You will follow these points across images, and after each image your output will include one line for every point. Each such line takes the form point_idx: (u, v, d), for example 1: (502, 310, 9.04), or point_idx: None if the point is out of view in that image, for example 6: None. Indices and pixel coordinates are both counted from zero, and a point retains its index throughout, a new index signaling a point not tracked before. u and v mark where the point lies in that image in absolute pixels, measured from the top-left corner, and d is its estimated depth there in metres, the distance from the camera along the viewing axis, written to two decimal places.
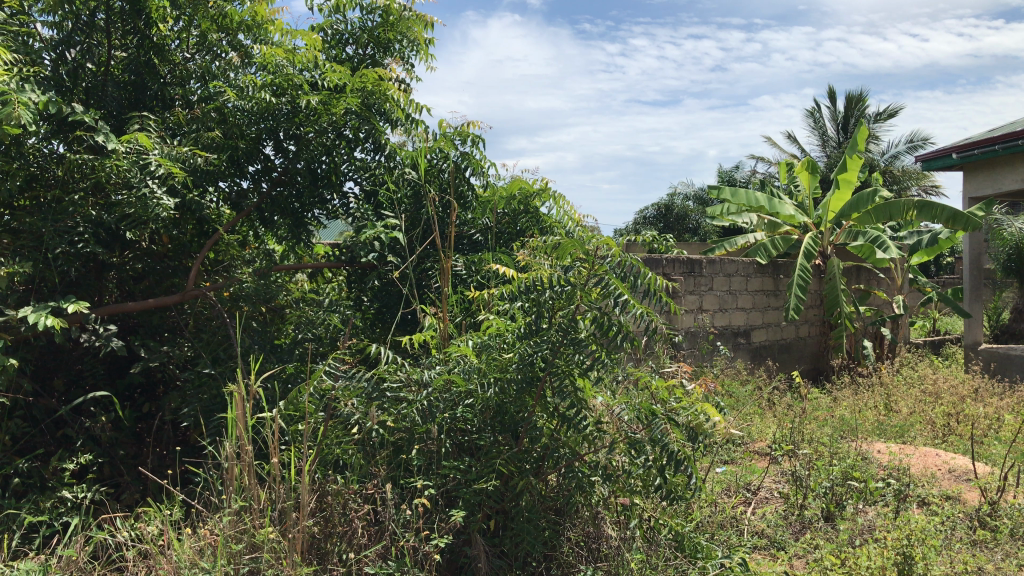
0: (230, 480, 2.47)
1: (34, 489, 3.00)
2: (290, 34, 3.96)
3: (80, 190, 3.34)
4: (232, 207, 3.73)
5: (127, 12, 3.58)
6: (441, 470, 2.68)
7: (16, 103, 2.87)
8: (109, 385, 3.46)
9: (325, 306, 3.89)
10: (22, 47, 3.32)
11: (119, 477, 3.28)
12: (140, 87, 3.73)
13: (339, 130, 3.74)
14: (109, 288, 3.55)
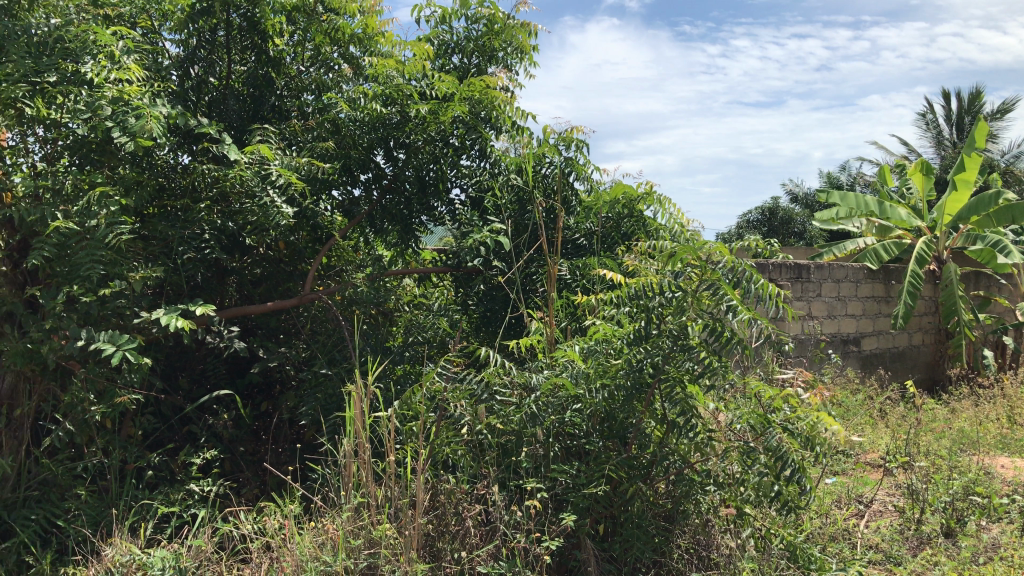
0: (349, 477, 2.57)
1: (165, 482, 3.19)
2: (401, 46, 4.05)
3: (206, 199, 3.51)
4: (345, 214, 3.83)
5: (245, 27, 3.73)
6: (551, 473, 2.70)
7: (149, 117, 3.05)
8: (231, 384, 3.64)
9: (435, 310, 4.03)
10: (153, 64, 3.53)
11: (240, 472, 3.45)
12: (259, 101, 3.87)
13: (446, 139, 3.81)
14: (230, 292, 3.74)
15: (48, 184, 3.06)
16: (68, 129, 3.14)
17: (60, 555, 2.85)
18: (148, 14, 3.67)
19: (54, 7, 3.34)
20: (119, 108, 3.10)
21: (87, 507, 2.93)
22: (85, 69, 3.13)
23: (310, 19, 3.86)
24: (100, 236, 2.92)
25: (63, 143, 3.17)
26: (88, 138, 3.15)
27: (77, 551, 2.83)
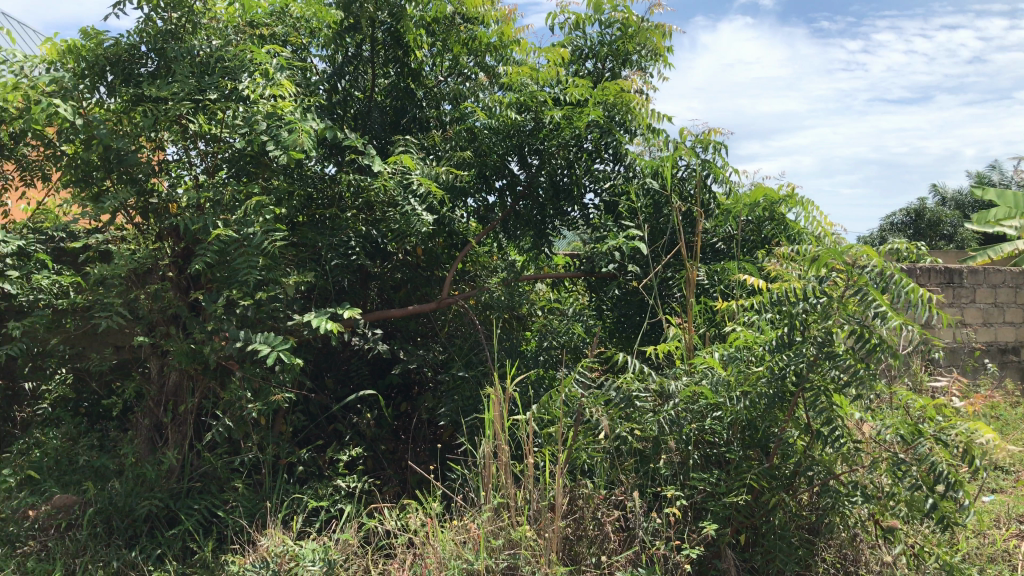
0: (489, 478, 2.62)
1: (314, 477, 3.36)
2: (535, 54, 4.07)
3: (351, 208, 3.70)
4: (481, 221, 3.90)
5: (389, 42, 3.87)
6: (690, 481, 2.68)
7: (301, 131, 3.20)
8: (374, 385, 3.79)
9: (569, 314, 4.01)
10: (303, 80, 3.70)
11: (382, 469, 3.59)
12: (401, 111, 4.01)
13: (580, 143, 3.81)
14: (372, 296, 3.91)
15: (211, 195, 3.27)
16: (227, 143, 3.38)
17: (220, 542, 3.03)
18: (298, 31, 3.89)
19: (215, 29, 3.58)
20: (274, 122, 3.26)
21: (244, 499, 3.11)
22: (243, 86, 3.31)
23: (448, 30, 3.92)
24: (257, 244, 3.09)
25: (222, 156, 3.40)
26: (244, 151, 3.36)
27: (235, 540, 3.00)
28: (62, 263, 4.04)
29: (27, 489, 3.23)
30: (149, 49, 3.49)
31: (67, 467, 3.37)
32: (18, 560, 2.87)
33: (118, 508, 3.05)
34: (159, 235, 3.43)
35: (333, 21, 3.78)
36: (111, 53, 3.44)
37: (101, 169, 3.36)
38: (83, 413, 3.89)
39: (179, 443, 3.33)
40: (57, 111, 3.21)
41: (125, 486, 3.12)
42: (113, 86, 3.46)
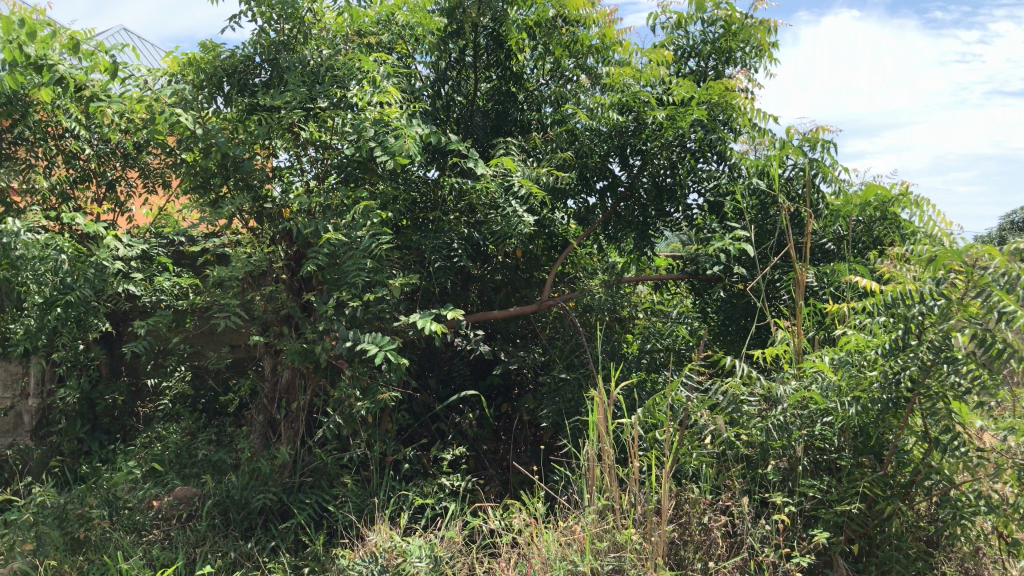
0: (592, 480, 2.66)
1: (419, 475, 3.43)
2: (637, 54, 4.00)
3: (453, 211, 3.75)
4: (581, 223, 3.90)
5: (491, 46, 3.92)
6: (799, 488, 2.63)
7: (407, 137, 3.25)
8: (475, 385, 3.85)
9: (673, 317, 3.98)
10: (408, 86, 3.78)
11: (485, 469, 3.64)
12: (503, 115, 4.05)
13: (684, 143, 3.73)
14: (473, 298, 3.97)
15: (322, 200, 3.38)
16: (337, 150, 3.52)
17: (331, 537, 3.13)
18: (403, 39, 3.95)
19: (325, 39, 3.69)
20: (381, 129, 3.33)
21: (353, 495, 3.21)
22: (351, 94, 3.42)
23: (549, 33, 3.93)
24: (365, 247, 3.17)
25: (332, 162, 3.55)
26: (353, 157, 3.49)
27: (345, 535, 3.10)
28: (182, 265, 4.28)
29: (151, 481, 3.41)
30: (263, 59, 3.66)
31: (187, 460, 3.54)
32: (144, 548, 3.04)
33: (235, 501, 3.19)
34: (272, 238, 3.56)
35: (438, 27, 3.82)
36: (228, 64, 3.64)
37: (218, 176, 3.51)
38: (201, 409, 4.08)
39: (291, 439, 3.46)
40: (180, 121, 3.33)
41: (241, 480, 3.25)
42: (229, 96, 3.65)
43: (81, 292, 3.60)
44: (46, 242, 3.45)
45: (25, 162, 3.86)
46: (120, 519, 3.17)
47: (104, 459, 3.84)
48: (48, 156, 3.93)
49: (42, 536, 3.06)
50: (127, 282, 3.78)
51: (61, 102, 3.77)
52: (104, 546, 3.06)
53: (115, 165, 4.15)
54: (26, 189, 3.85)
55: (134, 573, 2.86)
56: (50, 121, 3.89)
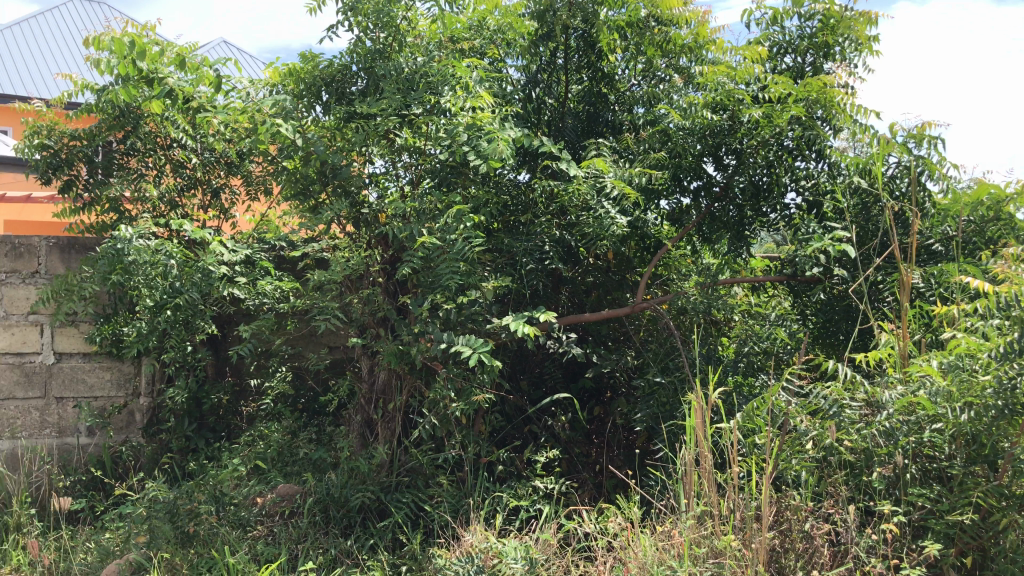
0: (690, 486, 2.63)
1: (513, 477, 3.46)
2: (732, 53, 3.89)
3: (545, 214, 3.73)
4: (674, 223, 3.88)
5: (583, 48, 3.91)
6: (908, 497, 2.55)
7: (500, 140, 3.30)
8: (568, 388, 3.85)
9: (771, 320, 3.96)
10: (500, 90, 3.80)
11: (578, 472, 3.64)
12: (594, 116, 4.04)
13: (781, 141, 3.61)
14: (564, 300, 3.95)
15: (416, 205, 3.41)
16: (431, 155, 3.54)
17: (427, 536, 3.18)
18: (494, 43, 3.99)
19: (419, 47, 3.75)
20: (474, 133, 3.38)
21: (449, 496, 3.25)
22: (445, 100, 3.43)
23: (641, 32, 3.87)
24: (458, 251, 3.22)
25: (426, 168, 3.56)
26: (445, 162, 3.52)
27: (441, 535, 3.14)
28: (283, 269, 4.36)
29: (255, 478, 3.54)
30: (359, 68, 3.74)
31: (289, 458, 3.66)
32: (249, 543, 3.15)
33: (335, 499, 3.28)
34: (369, 243, 3.63)
35: (528, 32, 3.90)
36: (326, 73, 3.76)
37: (317, 183, 3.60)
38: (301, 409, 4.19)
39: (388, 439, 3.52)
40: (281, 132, 3.45)
41: (340, 478, 3.34)
42: (327, 104, 3.76)
43: (189, 296, 3.71)
44: (156, 248, 3.67)
45: (137, 172, 4.13)
46: (227, 514, 3.30)
47: (211, 456, 3.99)
48: (157, 166, 4.14)
49: (155, 529, 3.20)
50: (232, 286, 3.92)
51: (170, 114, 3.99)
52: (212, 541, 3.18)
53: (220, 173, 4.28)
54: (139, 197, 4.09)
55: (241, 566, 2.97)
56: (160, 131, 4.11)
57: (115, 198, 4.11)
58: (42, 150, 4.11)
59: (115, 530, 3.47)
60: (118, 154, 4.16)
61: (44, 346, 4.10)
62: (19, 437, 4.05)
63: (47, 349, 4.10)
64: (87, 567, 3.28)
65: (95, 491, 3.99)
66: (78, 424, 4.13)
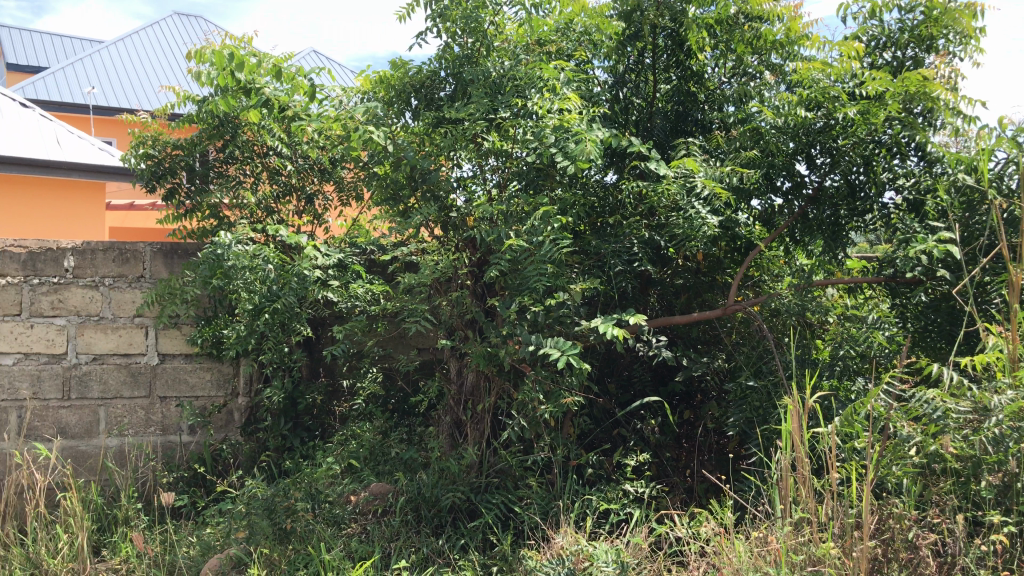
0: (787, 491, 2.56)
1: (603, 480, 3.45)
2: (828, 48, 3.77)
3: (633, 215, 3.71)
4: (764, 224, 3.80)
5: (671, 47, 3.87)
6: (1019, 507, 2.46)
7: (588, 141, 3.29)
8: (657, 391, 3.82)
9: (868, 323, 3.83)
10: (587, 92, 3.79)
11: (668, 476, 3.61)
12: (683, 115, 4.01)
13: (878, 138, 3.51)
14: (652, 303, 3.93)
15: (503, 207, 3.42)
16: (518, 158, 3.54)
17: (518, 538, 3.21)
18: (582, 45, 3.97)
19: (507, 50, 3.75)
20: (562, 135, 3.36)
21: (539, 498, 3.27)
22: (532, 102, 3.46)
23: (731, 30, 3.82)
24: (546, 253, 3.24)
25: (513, 171, 3.58)
26: (532, 163, 3.52)
27: (531, 536, 3.17)
28: (374, 273, 4.46)
29: (348, 477, 3.62)
30: (448, 73, 3.80)
31: (381, 457, 3.73)
32: (343, 540, 3.22)
33: (426, 499, 3.32)
34: (457, 246, 3.67)
35: (615, 31, 3.85)
36: (415, 80, 3.82)
37: (407, 188, 3.65)
38: (391, 409, 4.27)
39: (477, 440, 3.56)
40: (372, 138, 3.50)
41: (431, 478, 3.39)
42: (417, 110, 3.85)
43: (286, 299, 3.81)
44: (254, 253, 3.79)
45: (235, 179, 4.27)
46: (322, 511, 3.37)
47: (306, 454, 4.11)
48: (254, 174, 4.29)
49: (254, 525, 3.29)
50: (325, 289, 4.01)
51: (266, 123, 4.10)
52: (308, 537, 3.27)
53: (313, 180, 4.39)
54: (237, 203, 4.24)
55: (337, 563, 3.05)
56: (257, 140, 4.23)
57: (215, 204, 4.29)
58: (147, 159, 4.30)
59: (216, 525, 3.61)
60: (215, 162, 4.31)
61: (149, 347, 4.26)
62: (127, 435, 4.22)
63: (152, 350, 4.27)
64: (191, 560, 3.42)
65: (196, 487, 4.13)
66: (180, 423, 4.29)
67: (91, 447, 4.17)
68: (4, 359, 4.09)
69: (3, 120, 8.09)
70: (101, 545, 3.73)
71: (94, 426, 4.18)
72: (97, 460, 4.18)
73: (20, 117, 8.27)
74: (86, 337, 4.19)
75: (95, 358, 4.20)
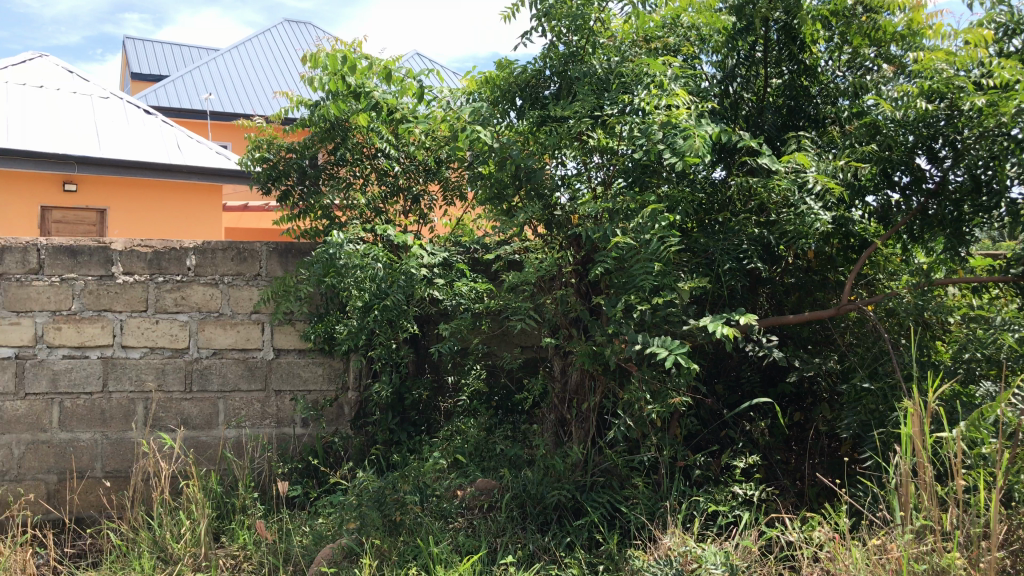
0: (907, 498, 2.49)
1: (710, 482, 3.41)
2: (953, 37, 3.61)
3: (743, 212, 3.66)
4: (880, 220, 3.64)
5: (783, 40, 3.77)
6: None
7: (696, 136, 3.23)
8: (767, 392, 3.73)
9: (996, 324, 3.51)
10: (697, 87, 3.77)
11: (777, 479, 3.54)
12: (796, 110, 3.89)
13: (1007, 130, 3.23)
14: (762, 303, 3.84)
15: (608, 204, 3.38)
16: (623, 155, 3.51)
17: (624, 537, 3.21)
18: (689, 40, 3.86)
19: (611, 48, 3.74)
20: (669, 131, 3.32)
21: (645, 498, 3.26)
22: (639, 99, 3.45)
23: (848, 22, 3.69)
24: (653, 250, 3.20)
25: (618, 168, 3.52)
26: (639, 162, 3.45)
27: (638, 536, 3.16)
28: (478, 271, 4.49)
29: (455, 472, 3.68)
30: (553, 72, 3.81)
31: (487, 454, 3.79)
32: (451, 534, 3.28)
33: (531, 496, 3.34)
34: (562, 244, 3.67)
35: (725, 27, 3.74)
36: (521, 79, 3.84)
37: (512, 187, 3.67)
38: (495, 406, 4.32)
39: (583, 438, 3.56)
40: (480, 137, 3.60)
41: (537, 475, 3.42)
42: (522, 109, 3.87)
43: (394, 297, 3.91)
44: (365, 253, 3.89)
45: (346, 180, 4.37)
46: (430, 505, 3.43)
47: (413, 449, 4.19)
48: (364, 174, 4.39)
49: (365, 516, 3.38)
50: (431, 288, 4.10)
51: (375, 125, 4.24)
52: (417, 530, 3.34)
53: (420, 180, 4.47)
54: (348, 204, 4.35)
55: (445, 556, 3.12)
56: (366, 142, 4.36)
57: (327, 205, 4.39)
58: (263, 162, 4.48)
59: (328, 515, 3.73)
60: (326, 166, 4.44)
61: (265, 342, 4.44)
62: (244, 426, 4.40)
63: (268, 346, 4.44)
64: (306, 549, 3.54)
65: (309, 478, 4.28)
66: (294, 416, 4.45)
67: (211, 438, 4.36)
68: (132, 352, 4.30)
69: (128, 127, 8.55)
70: (221, 532, 3.90)
71: (214, 418, 4.37)
72: (216, 450, 4.37)
73: (144, 123, 8.74)
74: (207, 332, 4.38)
75: (215, 352, 4.39)
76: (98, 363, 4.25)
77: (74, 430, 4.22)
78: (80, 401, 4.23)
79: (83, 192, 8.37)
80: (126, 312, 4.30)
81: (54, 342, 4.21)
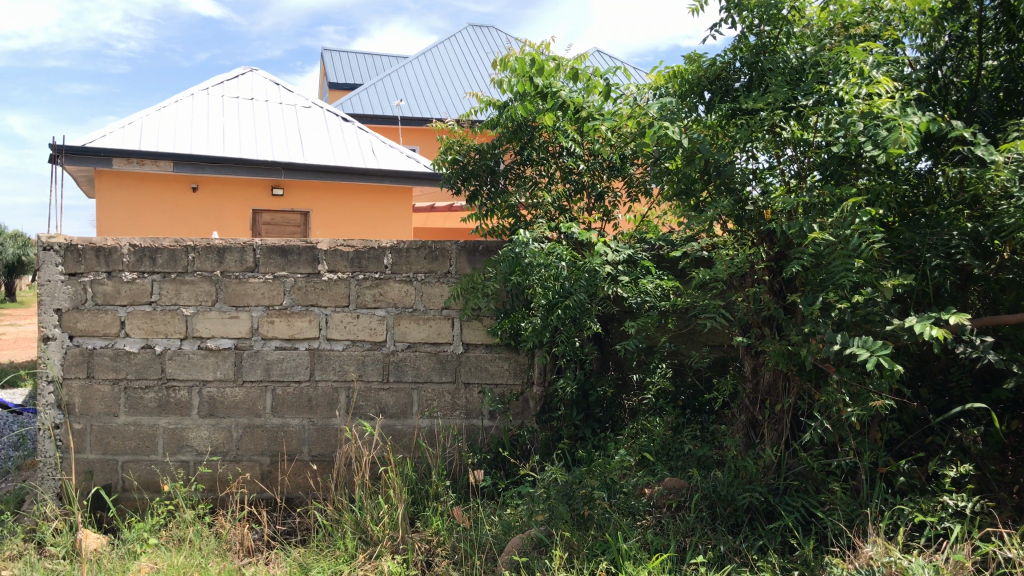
0: None
1: (916, 491, 3.23)
2: None
3: (951, 206, 3.44)
4: None
5: (1002, 17, 3.46)
6: None
7: (903, 128, 3.03)
8: (980, 398, 3.46)
9: None
10: (899, 74, 3.58)
11: (991, 492, 3.30)
12: (1014, 94, 3.55)
13: None
14: (974, 301, 3.58)
15: (806, 199, 3.29)
16: (818, 146, 3.37)
17: (821, 543, 3.11)
18: (891, 23, 3.71)
19: (807, 36, 3.62)
20: (870, 121, 3.17)
21: (844, 504, 3.14)
22: (837, 88, 3.31)
23: None
24: (853, 246, 3.05)
25: (814, 162, 3.40)
26: (838, 154, 3.32)
27: (836, 543, 3.06)
28: (664, 268, 4.45)
29: (642, 470, 3.68)
30: (742, 63, 3.70)
31: (676, 453, 3.82)
32: (639, 531, 3.29)
33: (722, 497, 3.30)
34: (755, 239, 3.57)
35: (932, 7, 3.53)
36: (710, 72, 3.79)
37: (700, 182, 3.61)
38: (682, 405, 4.29)
39: (775, 440, 3.47)
40: (666, 134, 3.63)
41: (728, 477, 3.37)
42: (710, 103, 3.79)
43: (578, 295, 3.96)
44: (550, 252, 3.98)
45: (532, 179, 4.50)
46: (618, 501, 3.44)
47: (598, 445, 4.22)
48: (549, 174, 4.49)
49: (554, 509, 3.42)
50: (616, 286, 4.08)
51: (562, 124, 4.29)
52: (605, 525, 3.37)
53: (604, 177, 4.49)
54: (533, 203, 4.45)
55: (633, 553, 3.14)
56: (552, 141, 4.44)
57: (514, 205, 4.50)
58: (453, 164, 4.63)
59: (516, 507, 3.84)
60: (512, 167, 4.56)
61: (455, 337, 4.61)
62: (437, 416, 4.60)
63: (458, 340, 4.62)
64: (497, 539, 3.67)
65: (497, 469, 4.41)
66: (482, 408, 4.60)
67: (406, 427, 4.59)
68: (336, 344, 4.61)
69: (329, 134, 9.13)
70: (416, 517, 4.10)
71: (410, 408, 4.60)
72: (411, 438, 4.61)
73: (342, 130, 9.30)
74: (403, 327, 4.61)
75: (410, 345, 4.62)
76: (307, 354, 4.58)
77: (285, 416, 4.58)
78: (290, 388, 4.58)
79: (290, 196, 9.05)
80: (331, 307, 4.59)
81: (267, 334, 4.58)
